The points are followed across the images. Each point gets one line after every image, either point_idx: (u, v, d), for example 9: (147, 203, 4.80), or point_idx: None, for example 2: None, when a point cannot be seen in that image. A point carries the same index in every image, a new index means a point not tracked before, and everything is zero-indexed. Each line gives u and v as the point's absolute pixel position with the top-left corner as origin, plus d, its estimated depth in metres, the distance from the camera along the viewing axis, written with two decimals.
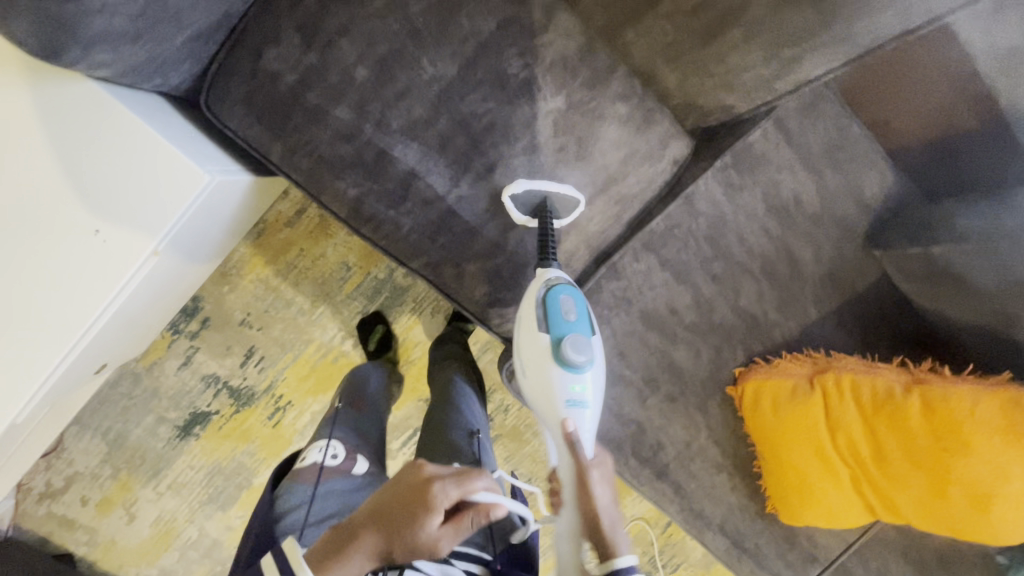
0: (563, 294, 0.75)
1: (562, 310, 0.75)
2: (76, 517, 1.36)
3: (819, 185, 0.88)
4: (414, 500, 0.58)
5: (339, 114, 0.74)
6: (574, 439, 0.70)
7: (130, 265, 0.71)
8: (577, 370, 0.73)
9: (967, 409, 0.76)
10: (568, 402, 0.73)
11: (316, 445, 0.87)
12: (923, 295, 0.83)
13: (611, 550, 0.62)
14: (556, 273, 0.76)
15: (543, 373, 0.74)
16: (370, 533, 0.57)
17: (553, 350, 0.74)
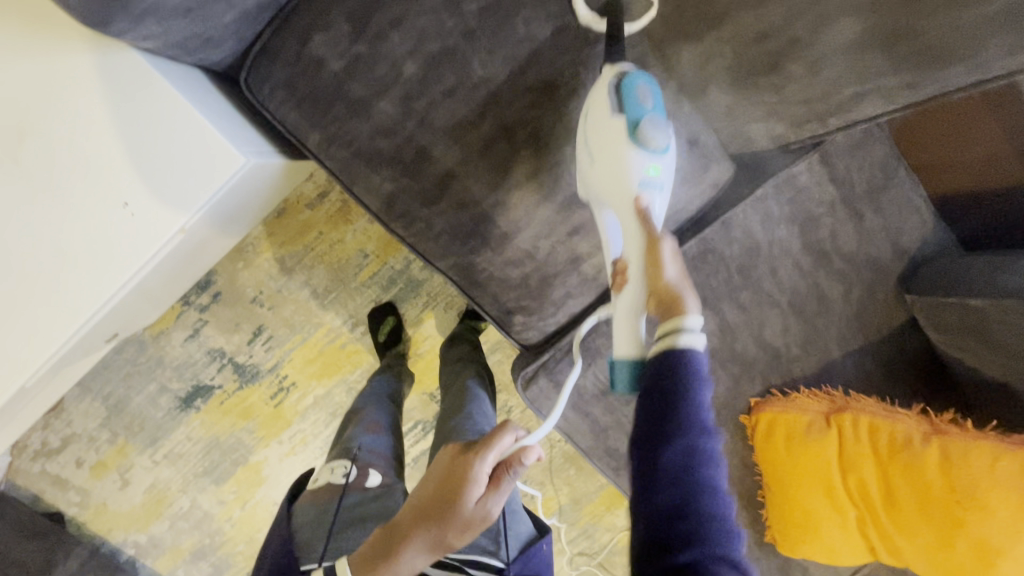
0: (640, 81, 0.64)
1: (639, 92, 0.63)
2: (70, 477, 1.36)
3: (857, 224, 0.86)
4: (450, 480, 0.63)
5: (382, 107, 0.72)
6: (645, 214, 0.63)
7: (156, 241, 0.69)
8: (653, 152, 0.63)
9: (986, 464, 0.76)
10: (643, 179, 0.63)
11: (329, 464, 0.88)
12: (951, 346, 0.83)
13: (682, 313, 0.58)
14: (630, 65, 0.66)
15: (612, 152, 0.63)
16: (416, 528, 0.63)
17: (629, 132, 0.63)
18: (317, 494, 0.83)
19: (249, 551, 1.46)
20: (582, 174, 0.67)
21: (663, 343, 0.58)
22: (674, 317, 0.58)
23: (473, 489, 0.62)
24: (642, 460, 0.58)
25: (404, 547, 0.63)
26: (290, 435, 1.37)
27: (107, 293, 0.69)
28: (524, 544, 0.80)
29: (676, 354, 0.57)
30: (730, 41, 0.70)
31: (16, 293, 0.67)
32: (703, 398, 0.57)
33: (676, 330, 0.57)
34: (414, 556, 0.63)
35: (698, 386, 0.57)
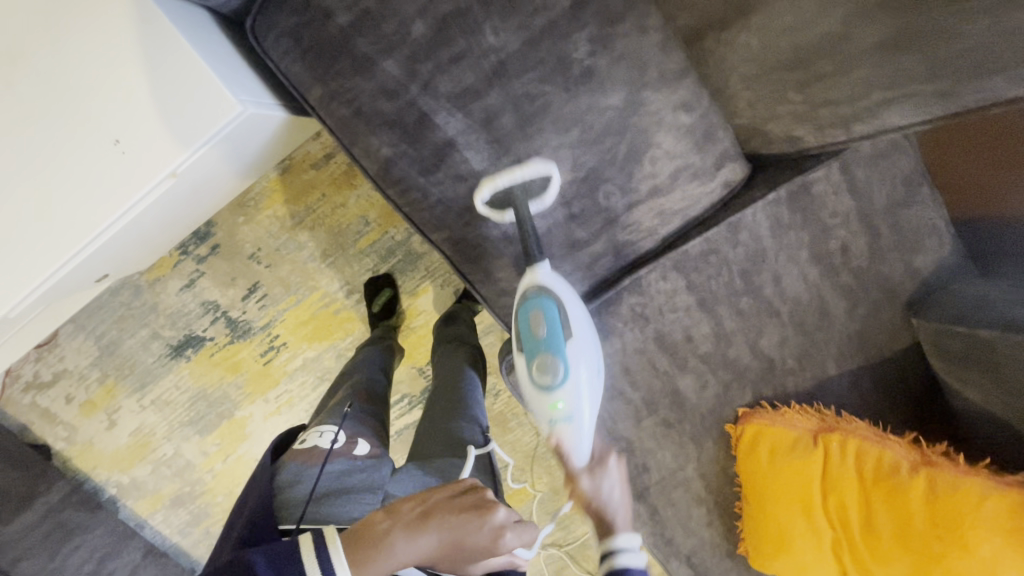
0: (534, 305, 0.73)
1: (531, 327, 0.73)
2: (59, 412, 1.38)
3: (872, 240, 0.82)
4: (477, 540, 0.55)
5: (386, 67, 0.70)
6: (559, 451, 0.72)
7: (145, 183, 0.67)
8: (554, 389, 0.72)
9: (972, 502, 0.72)
10: (551, 420, 0.72)
11: (317, 428, 0.82)
12: (953, 375, 0.80)
13: (612, 529, 0.64)
14: (539, 278, 0.74)
15: (528, 394, 0.74)
16: (426, 546, 0.53)
17: (526, 375, 0.74)
18: (300, 455, 0.77)
19: (226, 503, 1.48)
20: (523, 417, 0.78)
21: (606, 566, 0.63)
22: (605, 536, 0.64)
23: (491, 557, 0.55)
24: None
25: (401, 561, 0.53)
26: (277, 395, 1.38)
27: (93, 230, 0.68)
28: None
29: (618, 565, 0.62)
30: (758, 30, 0.66)
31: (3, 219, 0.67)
32: None
33: (609, 549, 0.62)
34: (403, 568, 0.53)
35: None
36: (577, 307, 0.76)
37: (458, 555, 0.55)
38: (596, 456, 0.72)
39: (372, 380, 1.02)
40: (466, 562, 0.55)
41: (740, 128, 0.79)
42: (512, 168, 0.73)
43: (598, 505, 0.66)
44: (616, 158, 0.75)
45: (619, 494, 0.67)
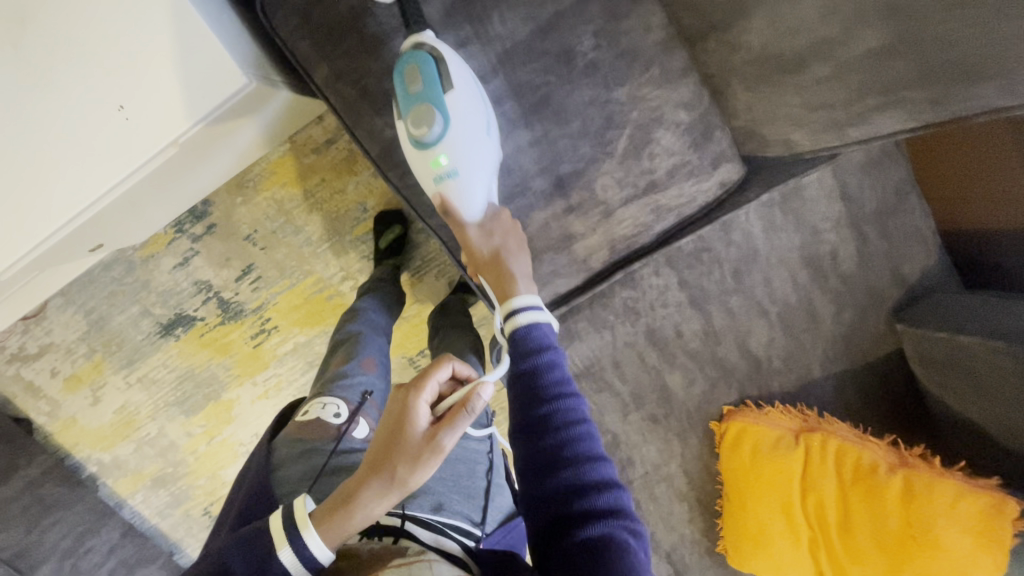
0: (410, 59, 0.64)
1: (405, 82, 0.64)
2: (43, 386, 1.36)
3: (860, 245, 0.84)
4: (398, 411, 0.60)
5: (394, 50, 0.71)
6: (445, 207, 0.69)
7: (148, 150, 0.69)
8: (439, 145, 0.65)
9: (946, 503, 0.73)
10: (436, 178, 0.67)
11: (320, 401, 0.86)
12: (932, 381, 0.82)
13: (512, 292, 0.66)
14: (421, 38, 0.64)
15: (414, 158, 0.68)
16: (369, 471, 0.58)
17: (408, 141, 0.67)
18: (304, 429, 0.82)
19: (209, 486, 1.47)
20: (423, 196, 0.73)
21: (509, 330, 0.64)
22: (506, 300, 0.65)
23: (416, 413, 0.59)
24: (524, 416, 0.60)
25: (364, 493, 0.57)
26: (265, 378, 1.38)
27: (95, 194, 0.70)
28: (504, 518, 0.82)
29: (518, 321, 0.63)
30: (759, 33, 0.67)
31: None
32: (558, 372, 0.61)
33: (510, 309, 0.64)
34: (375, 503, 0.57)
35: (551, 350, 0.62)
36: (460, 62, 0.66)
37: (397, 439, 0.58)
38: (489, 214, 0.71)
39: (376, 349, 1.00)
40: (408, 439, 0.58)
41: (738, 129, 0.81)
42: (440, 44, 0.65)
43: (495, 260, 0.69)
44: (615, 152, 0.76)
45: (515, 253, 0.70)
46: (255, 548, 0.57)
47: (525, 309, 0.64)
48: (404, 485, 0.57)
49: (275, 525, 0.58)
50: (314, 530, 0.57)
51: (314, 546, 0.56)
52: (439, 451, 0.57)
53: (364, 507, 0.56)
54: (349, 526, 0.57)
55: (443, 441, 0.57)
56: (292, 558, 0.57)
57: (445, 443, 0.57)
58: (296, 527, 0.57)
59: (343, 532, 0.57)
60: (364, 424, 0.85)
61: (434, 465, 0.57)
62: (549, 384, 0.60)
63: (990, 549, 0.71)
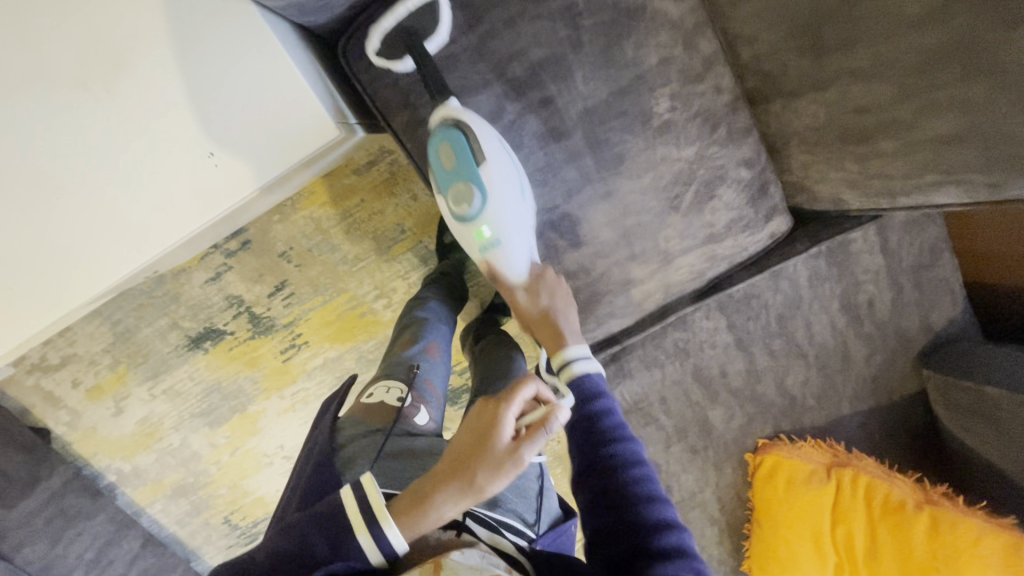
0: (445, 139, 0.68)
1: (440, 159, 0.69)
2: (64, 396, 1.34)
3: (895, 296, 0.90)
4: (486, 418, 0.61)
5: (477, 103, 0.73)
6: (495, 273, 0.75)
7: (231, 196, 0.69)
8: (475, 219, 0.70)
9: (970, 540, 0.80)
10: (483, 249, 0.73)
11: (385, 384, 0.90)
12: (955, 425, 0.89)
13: (566, 343, 0.72)
14: (455, 108, 0.68)
15: (460, 236, 0.74)
16: (445, 474, 0.59)
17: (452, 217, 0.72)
18: (366, 408, 0.86)
19: (230, 495, 1.48)
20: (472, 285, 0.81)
21: (565, 376, 0.70)
22: (557, 351, 0.71)
23: (505, 425, 0.60)
24: (587, 482, 0.61)
25: (438, 497, 0.57)
26: (293, 391, 1.38)
27: (176, 235, 0.70)
28: (553, 521, 0.80)
29: (575, 372, 0.69)
30: (829, 105, 0.71)
31: (82, 218, 0.67)
32: (623, 433, 0.63)
33: (564, 359, 0.70)
34: (450, 508, 0.57)
35: (606, 404, 0.66)
36: (488, 127, 0.70)
37: (483, 444, 0.59)
38: (534, 273, 0.76)
39: (440, 342, 1.02)
40: (494, 447, 0.59)
41: (790, 184, 0.86)
42: (395, 5, 0.67)
43: (545, 317, 0.74)
44: (679, 205, 0.80)
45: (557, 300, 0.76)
46: (330, 526, 0.56)
47: (579, 362, 0.70)
48: (480, 494, 0.58)
49: (351, 507, 0.56)
50: (393, 521, 0.56)
51: (394, 540, 0.56)
52: (519, 464, 0.58)
53: (437, 509, 0.57)
54: (423, 527, 0.57)
55: (524, 454, 0.59)
56: (369, 545, 0.55)
57: (525, 456, 0.59)
58: (375, 519, 0.56)
59: (421, 530, 0.57)
60: (425, 410, 0.88)
61: (512, 476, 0.59)
62: (601, 419, 0.64)
63: None
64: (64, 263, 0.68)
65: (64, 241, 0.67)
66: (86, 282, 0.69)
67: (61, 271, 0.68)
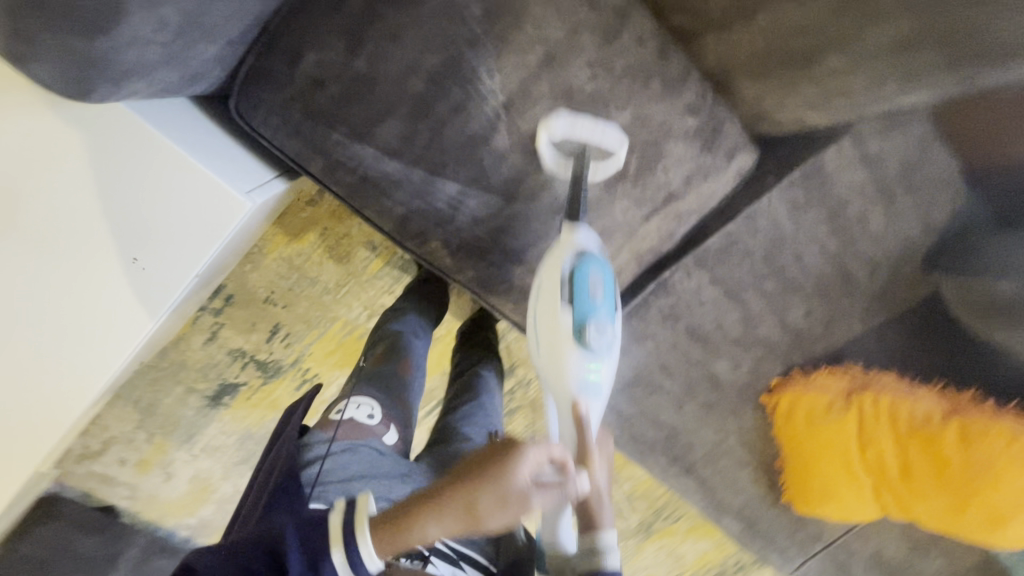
0: (591, 269, 0.67)
1: (589, 291, 0.67)
2: (116, 475, 1.42)
3: (888, 203, 0.82)
4: (496, 462, 0.57)
5: (387, 130, 0.67)
6: (585, 423, 0.66)
7: (170, 293, 0.66)
8: (595, 355, 0.67)
9: (1004, 443, 0.79)
10: (582, 385, 0.67)
11: (353, 400, 0.90)
12: (976, 324, 0.82)
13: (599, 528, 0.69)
14: (586, 240, 0.68)
15: (556, 356, 0.67)
16: (446, 500, 0.57)
17: (573, 333, 0.66)
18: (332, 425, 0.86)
19: None
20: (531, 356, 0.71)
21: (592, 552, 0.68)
22: (594, 532, 0.68)
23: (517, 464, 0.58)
24: None
25: (432, 517, 0.57)
26: None
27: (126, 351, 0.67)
28: None
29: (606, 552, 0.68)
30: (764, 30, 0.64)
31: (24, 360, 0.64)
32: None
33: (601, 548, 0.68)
34: (435, 530, 0.57)
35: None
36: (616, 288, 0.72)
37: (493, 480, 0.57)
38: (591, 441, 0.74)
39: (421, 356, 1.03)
40: (510, 489, 0.56)
41: (747, 116, 0.78)
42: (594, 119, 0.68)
43: (593, 501, 0.68)
44: (629, 175, 0.75)
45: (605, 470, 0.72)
46: (308, 539, 0.56)
47: (609, 549, 0.67)
48: (471, 525, 0.57)
49: (334, 520, 0.57)
50: (370, 539, 0.56)
51: (365, 553, 0.56)
52: (531, 509, 0.57)
53: (424, 529, 0.57)
54: (403, 542, 0.57)
55: (537, 500, 0.57)
56: (343, 562, 0.56)
57: (537, 503, 0.57)
58: (352, 534, 0.56)
59: (400, 545, 0.57)
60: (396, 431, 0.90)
61: (516, 516, 0.57)
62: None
63: None
64: (22, 411, 0.66)
65: (14, 388, 0.65)
66: (47, 424, 0.67)
67: (20, 423, 0.66)
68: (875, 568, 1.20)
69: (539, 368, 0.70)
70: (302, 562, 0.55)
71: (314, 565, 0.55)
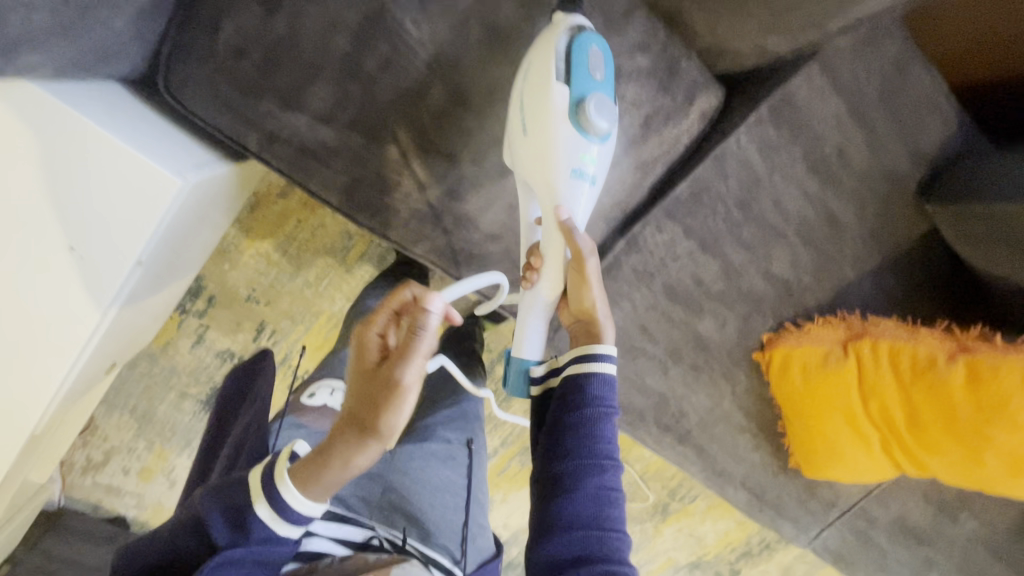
0: (591, 46, 0.61)
1: (587, 70, 0.60)
2: (122, 484, 1.43)
3: (867, 133, 0.76)
4: (356, 362, 0.62)
5: (316, 94, 0.64)
6: (570, 227, 0.61)
7: (116, 279, 0.66)
8: (591, 140, 0.61)
9: (1017, 380, 0.72)
10: (574, 175, 0.62)
11: (325, 384, 0.97)
12: (976, 256, 0.76)
13: (598, 331, 0.62)
14: (581, 23, 0.61)
15: (546, 142, 0.60)
16: (339, 422, 0.61)
17: (570, 113, 0.60)
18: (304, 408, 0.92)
19: None
20: (512, 148, 0.64)
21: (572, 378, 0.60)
22: (587, 343, 0.61)
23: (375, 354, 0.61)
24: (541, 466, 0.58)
25: (334, 441, 0.59)
26: None
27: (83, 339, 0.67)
28: (480, 563, 0.85)
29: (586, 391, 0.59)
30: None
31: None
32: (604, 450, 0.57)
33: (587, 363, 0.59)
34: (342, 444, 0.58)
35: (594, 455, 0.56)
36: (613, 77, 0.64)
37: (365, 382, 0.60)
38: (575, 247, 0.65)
39: None
40: (376, 379, 0.59)
41: (705, 51, 0.73)
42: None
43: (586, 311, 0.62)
44: None
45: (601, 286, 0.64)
46: (229, 502, 0.59)
47: (604, 361, 0.60)
48: (363, 424, 0.58)
49: (255, 481, 0.59)
50: (291, 483, 0.59)
51: (295, 502, 0.59)
52: (404, 386, 0.58)
53: (334, 453, 0.58)
54: (325, 478, 0.59)
55: (405, 375, 0.58)
56: (271, 517, 0.59)
57: (406, 376, 0.58)
58: (273, 484, 0.59)
59: (324, 484, 0.59)
60: None
61: (398, 401, 0.58)
62: (585, 435, 0.57)
63: None
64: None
65: None
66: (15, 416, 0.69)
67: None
68: (899, 532, 1.13)
69: (531, 159, 0.61)
70: (228, 529, 0.59)
71: (236, 528, 0.59)
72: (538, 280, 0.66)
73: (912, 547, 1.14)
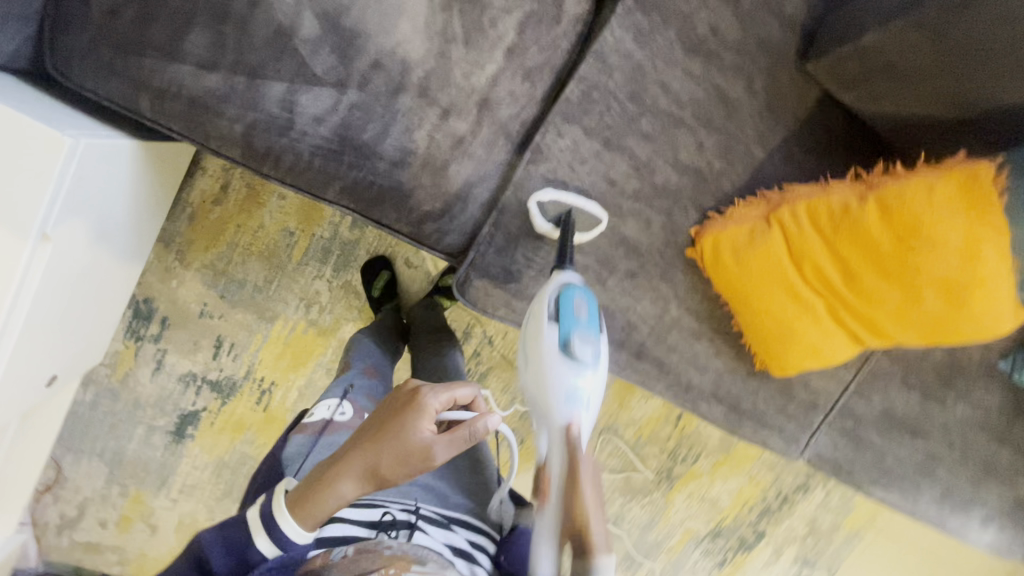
0: (576, 295, 0.77)
1: (574, 312, 0.76)
2: (100, 539, 1.32)
3: (733, 9, 0.81)
4: (401, 413, 0.63)
5: (194, 40, 0.68)
6: (573, 438, 0.72)
7: (19, 254, 0.67)
8: (581, 369, 0.75)
9: (925, 197, 0.72)
10: (567, 404, 0.74)
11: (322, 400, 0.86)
12: (864, 100, 0.78)
13: (592, 549, 0.59)
14: (569, 275, 0.79)
15: (546, 373, 0.75)
16: (360, 465, 0.60)
17: (561, 349, 0.76)
18: (311, 428, 0.82)
19: None
20: (523, 381, 0.79)
21: None
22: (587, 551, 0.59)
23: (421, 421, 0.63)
24: None
25: (344, 483, 0.58)
26: None
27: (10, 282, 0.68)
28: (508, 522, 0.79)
29: None
30: None
31: None
32: None
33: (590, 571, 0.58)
34: (352, 492, 0.59)
35: None
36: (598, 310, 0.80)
37: (398, 440, 0.61)
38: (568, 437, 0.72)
39: None
40: (412, 443, 0.60)
41: None
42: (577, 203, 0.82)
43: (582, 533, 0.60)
44: (456, 37, 0.75)
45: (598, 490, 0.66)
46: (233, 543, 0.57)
47: None
48: (382, 480, 0.60)
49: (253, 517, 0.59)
50: (291, 515, 0.57)
51: (291, 531, 0.57)
52: (432, 463, 0.60)
53: (340, 497, 0.58)
54: (320, 513, 0.58)
55: (438, 455, 0.61)
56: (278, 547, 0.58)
57: (438, 457, 0.61)
58: (274, 517, 0.57)
59: (317, 520, 0.58)
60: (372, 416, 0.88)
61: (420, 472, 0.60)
62: None
63: (982, 222, 0.71)
64: None
65: None
66: None
67: None
68: (894, 429, 1.06)
69: (533, 385, 0.77)
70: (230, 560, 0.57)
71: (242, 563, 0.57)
72: (547, 492, 0.67)
73: (913, 443, 1.06)
